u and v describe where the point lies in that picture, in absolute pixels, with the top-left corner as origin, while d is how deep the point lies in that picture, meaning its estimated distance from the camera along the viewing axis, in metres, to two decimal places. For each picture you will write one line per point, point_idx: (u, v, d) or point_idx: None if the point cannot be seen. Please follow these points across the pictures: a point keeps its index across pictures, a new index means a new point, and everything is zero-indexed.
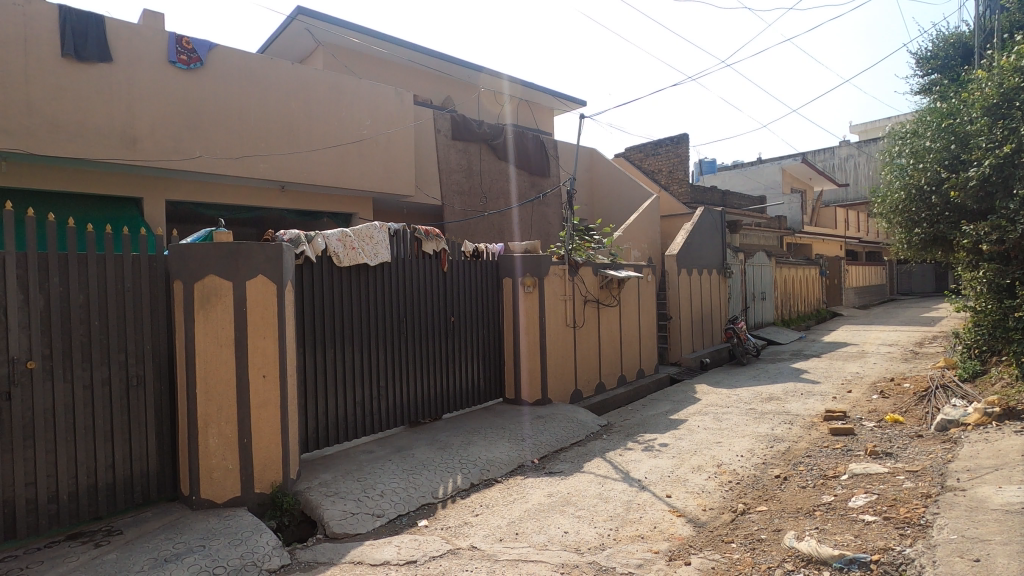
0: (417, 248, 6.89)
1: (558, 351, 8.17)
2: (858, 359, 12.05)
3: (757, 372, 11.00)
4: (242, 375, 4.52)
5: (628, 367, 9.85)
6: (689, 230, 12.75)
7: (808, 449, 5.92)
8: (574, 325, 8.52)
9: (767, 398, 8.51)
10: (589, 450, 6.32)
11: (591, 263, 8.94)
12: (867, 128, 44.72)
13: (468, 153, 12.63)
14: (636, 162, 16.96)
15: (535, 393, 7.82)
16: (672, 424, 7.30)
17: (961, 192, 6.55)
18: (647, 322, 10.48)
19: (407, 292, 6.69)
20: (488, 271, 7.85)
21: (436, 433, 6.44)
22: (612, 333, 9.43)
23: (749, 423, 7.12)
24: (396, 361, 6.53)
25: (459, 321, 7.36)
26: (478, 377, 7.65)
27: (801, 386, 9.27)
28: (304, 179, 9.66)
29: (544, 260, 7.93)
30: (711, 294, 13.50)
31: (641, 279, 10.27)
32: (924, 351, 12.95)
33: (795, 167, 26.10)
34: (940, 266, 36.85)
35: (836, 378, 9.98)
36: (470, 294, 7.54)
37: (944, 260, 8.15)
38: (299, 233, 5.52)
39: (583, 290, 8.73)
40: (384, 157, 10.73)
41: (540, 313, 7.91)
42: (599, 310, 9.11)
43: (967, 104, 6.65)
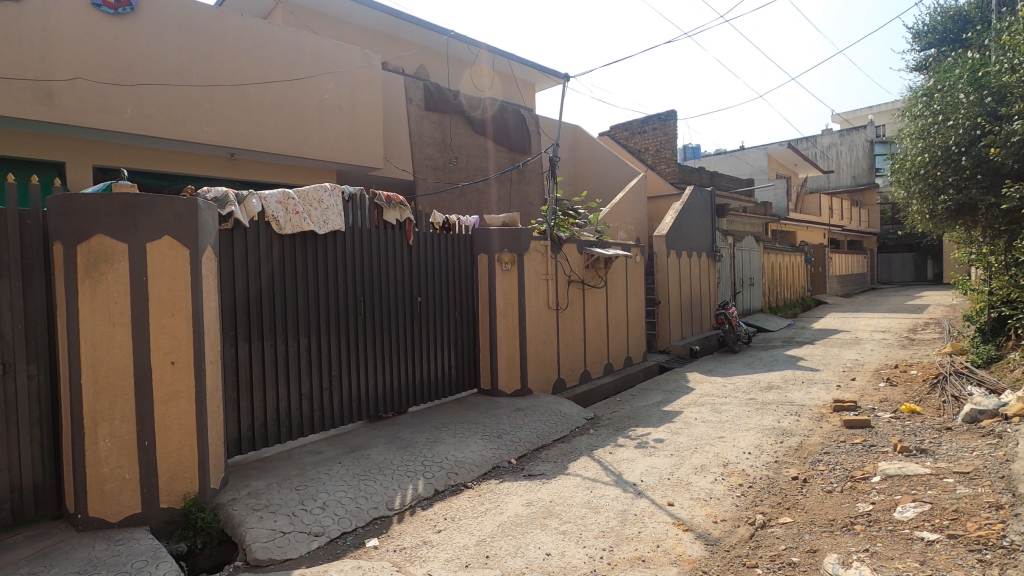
0: (377, 217, 5.97)
1: (540, 336, 7.35)
2: (854, 346, 11.48)
3: (751, 360, 10.34)
4: (142, 361, 3.59)
5: (616, 354, 9.09)
6: (678, 210, 12.02)
7: (824, 445, 5.19)
8: (558, 307, 7.69)
9: (766, 386, 7.81)
10: (574, 448, 5.51)
11: (576, 240, 8.11)
12: (849, 117, 44.66)
13: (443, 125, 11.69)
14: (621, 141, 16.17)
15: (513, 382, 6.99)
16: (666, 416, 6.54)
17: (1002, 150, 5.70)
18: (635, 306, 9.72)
19: (364, 267, 5.78)
20: (460, 246, 6.97)
21: (398, 430, 5.57)
22: (598, 316, 8.64)
23: (752, 414, 6.39)
24: (353, 347, 5.65)
25: (427, 302, 6.49)
26: (449, 365, 6.80)
27: (800, 374, 8.61)
28: (257, 145, 8.63)
29: (524, 234, 7.06)
30: (700, 278, 12.82)
31: (629, 259, 9.49)
32: (920, 337, 12.43)
33: (781, 153, 25.61)
34: (919, 255, 36.96)
35: (836, 365, 9.36)
36: (439, 271, 6.67)
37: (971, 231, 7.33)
38: (228, 190, 4.57)
39: (567, 269, 7.90)
40: (349, 125, 9.73)
41: (520, 294, 7.06)
42: (584, 291, 8.30)
43: (1008, 49, 5.78)
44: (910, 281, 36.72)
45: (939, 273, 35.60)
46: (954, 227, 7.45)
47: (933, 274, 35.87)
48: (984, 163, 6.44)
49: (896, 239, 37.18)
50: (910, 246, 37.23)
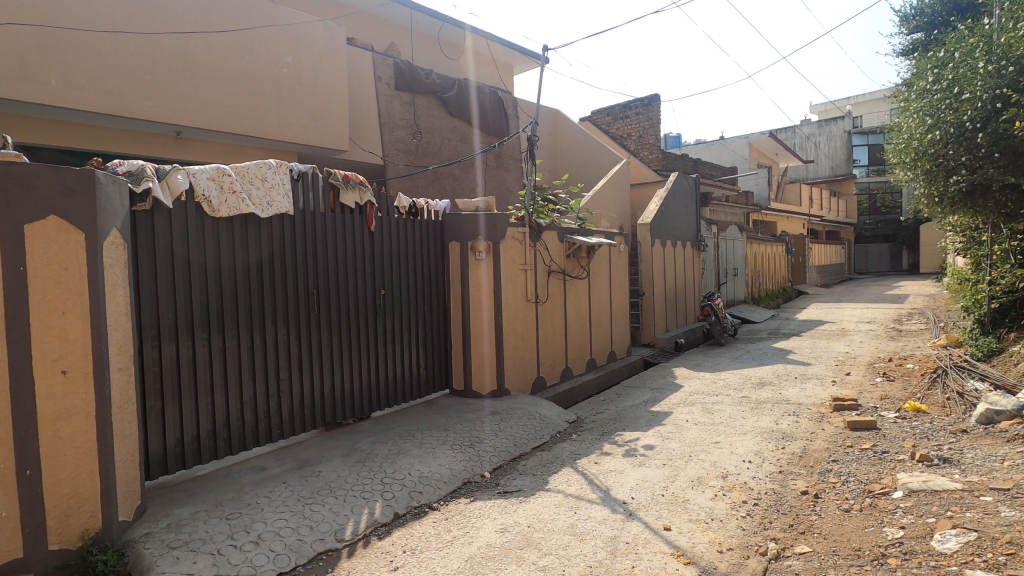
0: (333, 199, 5.29)
1: (517, 331, 6.75)
2: (842, 338, 11.15)
3: (739, 353, 9.91)
4: (22, 371, 2.90)
5: (599, 350, 8.55)
6: (663, 196, 11.50)
7: (830, 451, 4.71)
8: (537, 300, 7.10)
9: (759, 383, 7.36)
10: (555, 457, 4.93)
11: (557, 227, 7.51)
12: (827, 109, 44.80)
13: (415, 106, 10.95)
14: (603, 127, 15.60)
15: (489, 382, 6.40)
16: (655, 419, 6.01)
17: None
18: (618, 299, 9.18)
19: (318, 256, 5.11)
20: (429, 233, 6.32)
21: (358, 440, 4.94)
22: (580, 309, 8.07)
23: (747, 415, 5.91)
24: (305, 346, 4.98)
25: (392, 295, 5.84)
26: (418, 364, 6.18)
27: (792, 369, 8.17)
28: (205, 124, 7.86)
29: (501, 221, 6.43)
30: (685, 268, 12.35)
31: (612, 248, 8.94)
32: (906, 328, 12.16)
33: (762, 142, 25.34)
34: (895, 245, 37.28)
35: (827, 358, 8.97)
36: (406, 261, 6.02)
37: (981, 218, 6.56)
38: (146, 163, 3.84)
39: (547, 258, 7.31)
40: (310, 103, 8.98)
41: (496, 286, 6.43)
42: (565, 283, 7.72)
43: None
44: (886, 271, 37.03)
45: (914, 263, 35.96)
46: (958, 212, 6.64)
47: (909, 264, 36.22)
48: (1004, 140, 5.61)
49: (873, 230, 37.42)
50: (886, 236, 37.53)
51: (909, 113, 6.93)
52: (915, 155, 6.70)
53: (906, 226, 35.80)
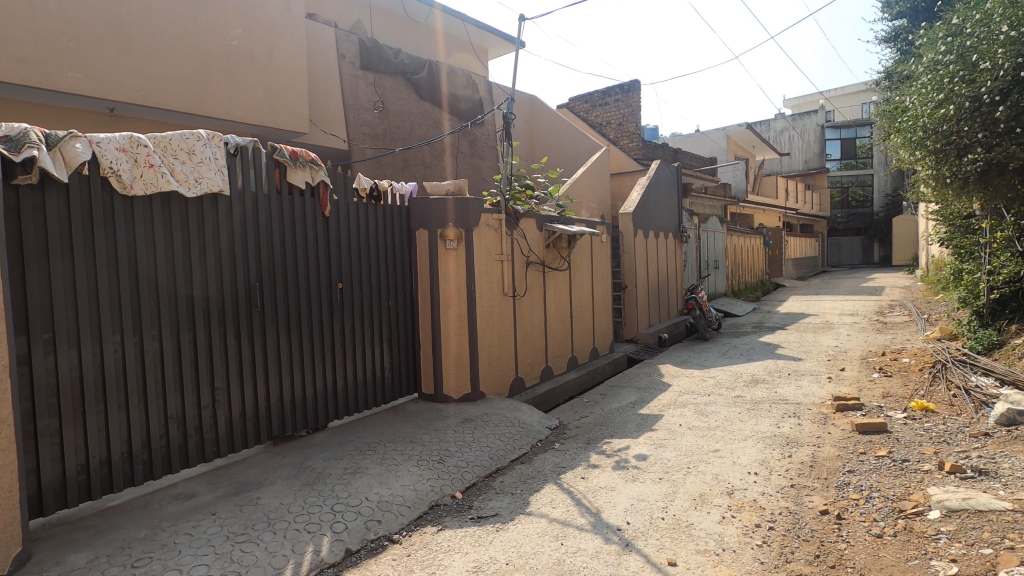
0: (279, 178, 4.60)
1: (493, 328, 6.14)
2: (829, 331, 10.83)
3: (725, 348, 9.49)
4: None
5: (580, 347, 8.00)
6: (645, 185, 11.01)
7: (842, 458, 4.23)
8: (515, 293, 6.50)
9: (751, 380, 6.90)
10: (537, 472, 4.33)
11: (535, 215, 6.93)
12: (800, 103, 45.10)
13: (382, 87, 10.23)
14: (581, 115, 15.07)
15: (462, 386, 5.78)
16: (644, 423, 5.48)
17: None
18: (600, 292, 8.65)
19: (260, 244, 4.41)
20: (394, 219, 5.66)
21: (308, 457, 4.27)
22: (561, 303, 7.51)
23: (744, 417, 5.42)
24: (245, 350, 4.29)
25: (351, 289, 5.18)
26: (382, 367, 5.52)
27: (784, 365, 7.73)
28: (143, 100, 7.05)
29: (474, 205, 5.80)
30: (668, 260, 11.90)
31: (594, 238, 8.39)
32: (891, 321, 11.90)
33: (740, 134, 25.15)
34: (867, 238, 37.72)
35: (818, 353, 8.59)
36: (367, 251, 5.35)
37: (990, 200, 6.23)
38: (31, 127, 3.12)
39: (525, 248, 6.71)
40: (265, 80, 8.19)
41: (469, 279, 5.80)
42: (545, 275, 7.13)
43: None
44: (858, 264, 37.45)
45: (885, 255, 36.43)
46: (967, 195, 6.29)
47: (880, 256, 36.67)
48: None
49: (845, 223, 37.81)
50: (858, 230, 37.96)
51: (915, 87, 6.52)
52: (923, 133, 6.29)
53: (878, 219, 36.22)
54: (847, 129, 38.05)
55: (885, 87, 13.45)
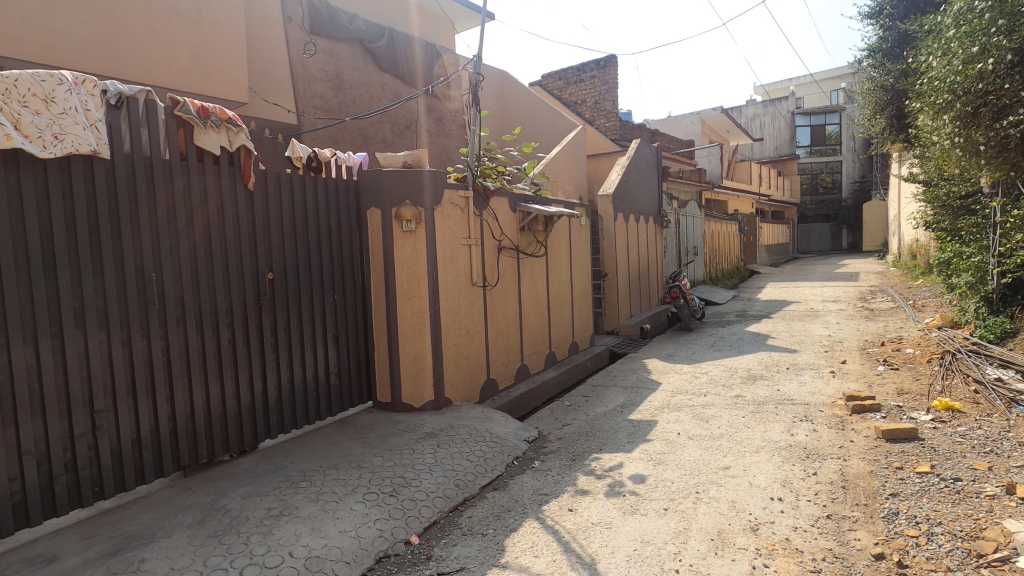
0: (183, 140, 3.64)
1: (460, 324, 5.29)
2: (816, 319, 10.33)
3: (712, 339, 8.85)
4: None
5: (559, 342, 7.22)
6: (625, 165, 10.28)
7: (877, 474, 3.56)
8: (485, 284, 5.65)
9: (748, 377, 6.23)
10: (514, 502, 3.52)
11: (507, 193, 6.09)
12: (771, 90, 45.06)
13: (336, 55, 9.20)
14: (555, 93, 14.23)
15: (424, 392, 4.94)
16: (637, 432, 4.73)
17: None
18: (580, 281, 7.89)
19: (159, 224, 3.46)
20: (339, 196, 4.74)
21: (224, 493, 3.37)
22: (537, 294, 6.70)
23: (750, 422, 4.72)
24: (141, 359, 3.36)
25: (284, 279, 4.26)
26: (327, 372, 4.63)
27: (779, 358, 7.11)
28: (41, 57, 5.84)
29: (434, 180, 4.91)
30: (648, 246, 11.21)
31: (572, 220, 7.60)
32: (876, 307, 11.48)
33: (714, 117, 24.62)
34: (836, 225, 37.99)
35: (811, 343, 8.02)
36: (304, 232, 4.42)
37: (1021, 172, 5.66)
38: None
39: (497, 231, 5.86)
40: (194, 40, 7.07)
41: (430, 267, 4.92)
42: (520, 262, 6.31)
43: None
44: (827, 250, 37.72)
45: (853, 241, 36.77)
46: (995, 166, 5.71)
47: (848, 242, 37.02)
48: None
49: (815, 209, 37.97)
50: (827, 216, 38.20)
51: (942, 45, 5.91)
52: (952, 95, 5.69)
53: (846, 206, 36.50)
54: (816, 115, 38.08)
55: (870, 64, 12.94)
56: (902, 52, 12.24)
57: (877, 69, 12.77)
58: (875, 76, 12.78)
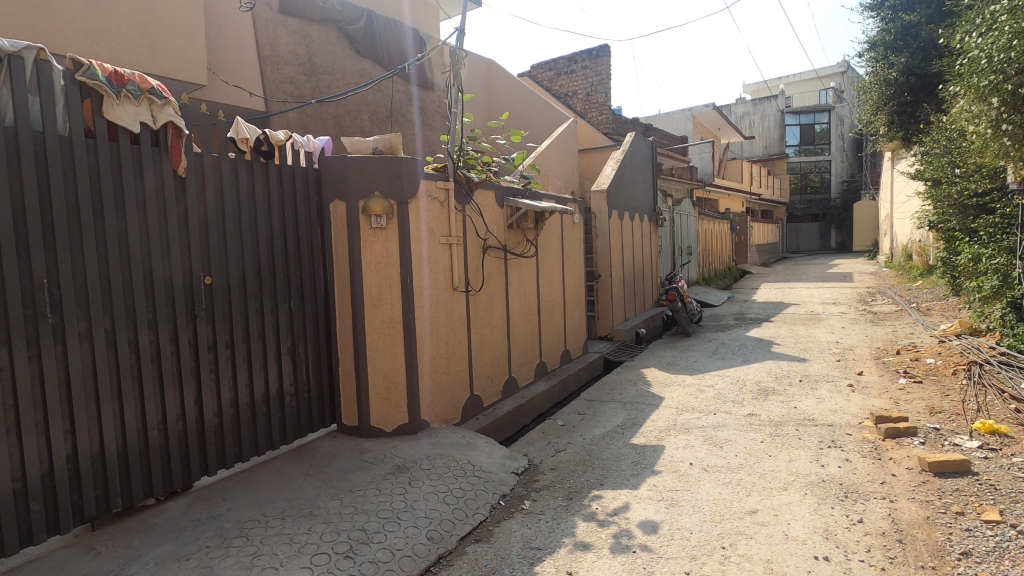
0: (89, 114, 2.93)
1: (439, 334, 4.63)
2: (819, 323, 9.81)
3: (713, 346, 8.28)
4: None
5: (550, 351, 6.58)
6: (619, 159, 9.67)
7: (936, 522, 2.97)
8: (468, 288, 4.98)
9: (759, 391, 5.65)
10: (499, 560, 2.88)
11: (494, 186, 5.43)
12: (759, 88, 44.80)
13: (308, 37, 8.46)
14: (544, 84, 13.58)
15: (397, 414, 4.28)
16: (642, 460, 4.11)
17: None
18: (572, 284, 7.26)
19: (56, 218, 2.76)
20: (295, 186, 4.04)
21: (135, 557, 2.70)
22: (527, 298, 6.06)
23: (771, 448, 4.13)
24: (29, 386, 2.66)
25: (226, 284, 3.56)
26: (281, 392, 3.95)
27: (789, 368, 6.53)
28: None
29: (408, 168, 4.24)
30: (643, 245, 10.62)
31: (564, 216, 6.96)
32: (879, 310, 10.99)
33: (705, 114, 24.10)
34: (825, 224, 37.81)
35: (820, 351, 7.47)
36: (252, 228, 3.72)
37: None
38: None
39: (481, 228, 5.21)
40: (142, 12, 6.30)
41: (405, 269, 4.25)
42: (507, 263, 5.66)
43: None
44: (816, 250, 37.50)
45: (842, 241, 36.59)
46: None
47: (837, 242, 36.84)
48: None
49: (804, 209, 37.67)
50: (816, 216, 38.02)
51: (984, 24, 5.42)
52: (997, 78, 5.19)
53: (835, 205, 36.32)
54: (806, 114, 37.80)
55: (872, 57, 12.39)
56: (904, 44, 11.66)
57: (880, 62, 12.22)
58: (876, 70, 12.31)
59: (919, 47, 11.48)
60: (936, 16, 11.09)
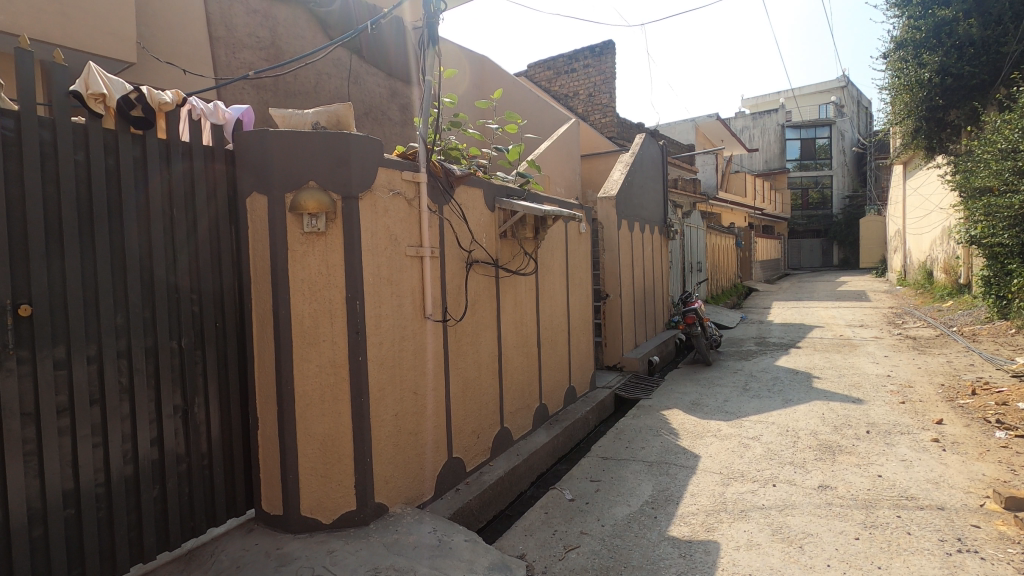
0: None
1: (406, 380, 3.37)
2: (856, 351, 8.60)
3: (743, 380, 7.03)
4: None
5: (551, 392, 5.32)
6: (628, 162, 8.52)
7: None
8: (446, 317, 3.73)
9: (822, 449, 4.40)
10: None
11: (482, 182, 4.20)
12: (757, 103, 44.12)
13: (271, 18, 7.20)
14: (542, 85, 12.47)
15: (339, 499, 3.01)
16: (693, 570, 2.84)
17: None
18: (577, 306, 6.03)
19: None
20: (192, 172, 2.81)
21: None
22: (524, 327, 4.82)
23: (875, 553, 2.87)
24: None
25: (60, 311, 2.31)
26: (162, 474, 2.68)
27: (846, 414, 5.29)
28: None
29: (356, 150, 3.01)
30: (654, 261, 9.43)
31: (569, 224, 5.76)
32: (918, 335, 9.80)
33: (708, 124, 23.11)
34: (827, 241, 36.81)
35: (874, 389, 6.22)
36: (112, 227, 2.48)
37: None
38: None
39: (465, 237, 3.97)
40: None
41: (352, 291, 3.00)
42: (499, 283, 4.43)
43: None
44: (818, 267, 36.46)
45: (844, 258, 35.56)
46: None
47: (839, 259, 35.83)
48: None
49: (805, 224, 36.65)
50: (818, 232, 37.04)
51: None
52: None
53: (837, 221, 35.36)
54: (806, 128, 37.03)
55: (899, 57, 11.36)
56: (938, 42, 10.62)
57: (910, 62, 11.18)
58: (905, 72, 11.31)
59: (955, 45, 10.47)
60: (974, 10, 10.10)
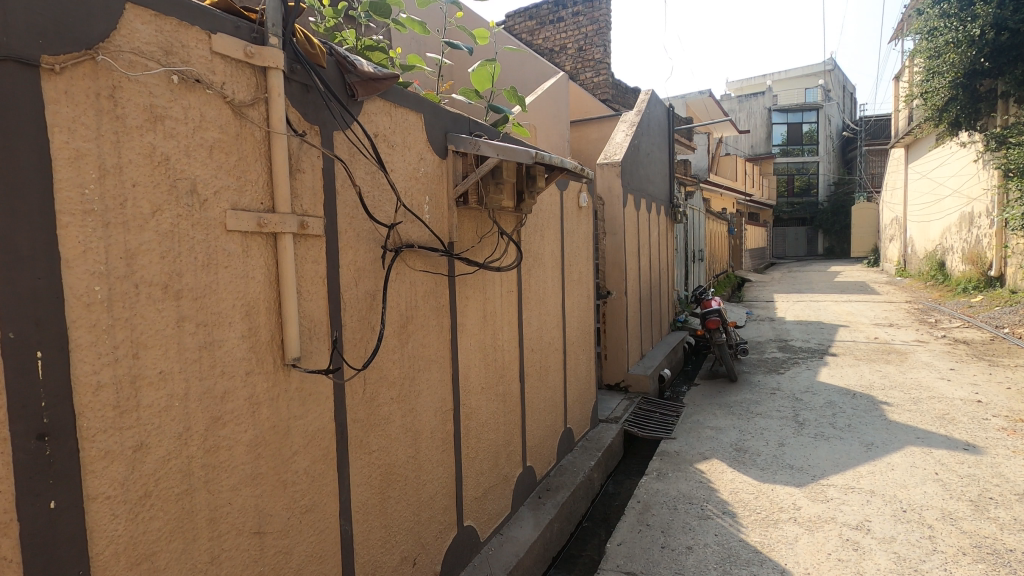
0: None
1: (227, 516, 1.48)
2: (910, 361, 6.96)
3: (789, 406, 5.32)
4: None
5: (540, 446, 3.50)
6: (635, 122, 6.67)
7: None
8: (341, 360, 1.86)
9: (991, 562, 2.65)
10: None
11: (423, 102, 2.32)
12: (742, 86, 42.52)
13: None
14: (523, 38, 10.49)
15: None
16: None
17: None
18: (576, 312, 4.21)
19: None
20: None
21: None
22: (500, 354, 2.98)
23: None
24: None
25: None
26: None
27: (975, 477, 3.58)
28: None
29: None
30: (660, 249, 7.66)
31: (566, 192, 3.90)
32: (968, 339, 8.23)
33: (700, 102, 21.34)
34: (812, 230, 35.62)
35: (980, 426, 4.54)
36: None
37: None
38: None
39: (385, 200, 2.08)
40: None
41: (23, 323, 1.08)
42: (456, 283, 2.57)
43: None
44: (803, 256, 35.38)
45: (829, 247, 34.43)
46: None
47: (825, 248, 34.71)
48: None
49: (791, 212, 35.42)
50: (803, 220, 35.88)
51: None
52: None
53: (824, 209, 34.17)
54: (793, 112, 35.67)
55: (941, 12, 9.73)
56: None
57: (955, 16, 9.54)
58: (949, 29, 9.67)
59: None
60: None
